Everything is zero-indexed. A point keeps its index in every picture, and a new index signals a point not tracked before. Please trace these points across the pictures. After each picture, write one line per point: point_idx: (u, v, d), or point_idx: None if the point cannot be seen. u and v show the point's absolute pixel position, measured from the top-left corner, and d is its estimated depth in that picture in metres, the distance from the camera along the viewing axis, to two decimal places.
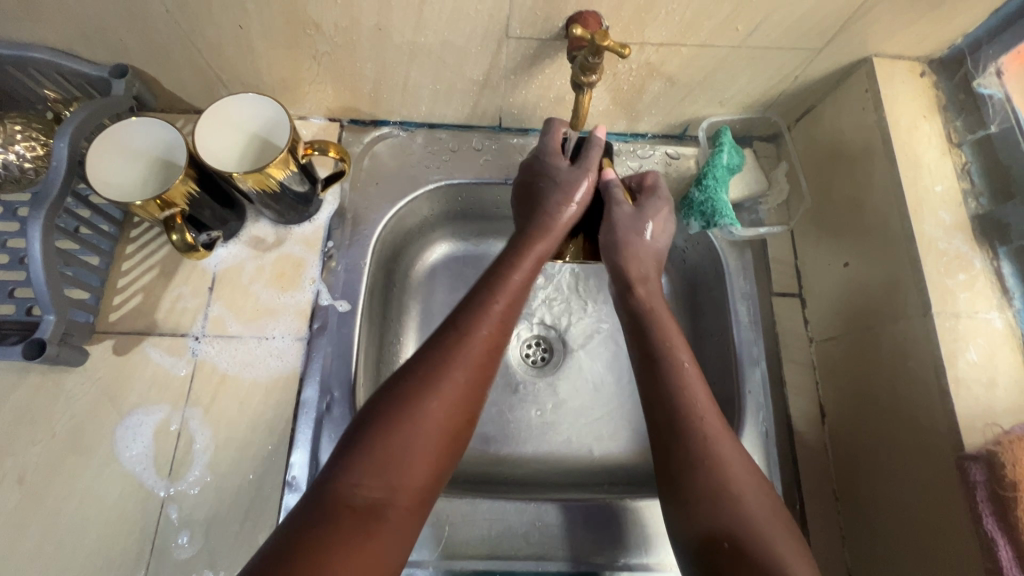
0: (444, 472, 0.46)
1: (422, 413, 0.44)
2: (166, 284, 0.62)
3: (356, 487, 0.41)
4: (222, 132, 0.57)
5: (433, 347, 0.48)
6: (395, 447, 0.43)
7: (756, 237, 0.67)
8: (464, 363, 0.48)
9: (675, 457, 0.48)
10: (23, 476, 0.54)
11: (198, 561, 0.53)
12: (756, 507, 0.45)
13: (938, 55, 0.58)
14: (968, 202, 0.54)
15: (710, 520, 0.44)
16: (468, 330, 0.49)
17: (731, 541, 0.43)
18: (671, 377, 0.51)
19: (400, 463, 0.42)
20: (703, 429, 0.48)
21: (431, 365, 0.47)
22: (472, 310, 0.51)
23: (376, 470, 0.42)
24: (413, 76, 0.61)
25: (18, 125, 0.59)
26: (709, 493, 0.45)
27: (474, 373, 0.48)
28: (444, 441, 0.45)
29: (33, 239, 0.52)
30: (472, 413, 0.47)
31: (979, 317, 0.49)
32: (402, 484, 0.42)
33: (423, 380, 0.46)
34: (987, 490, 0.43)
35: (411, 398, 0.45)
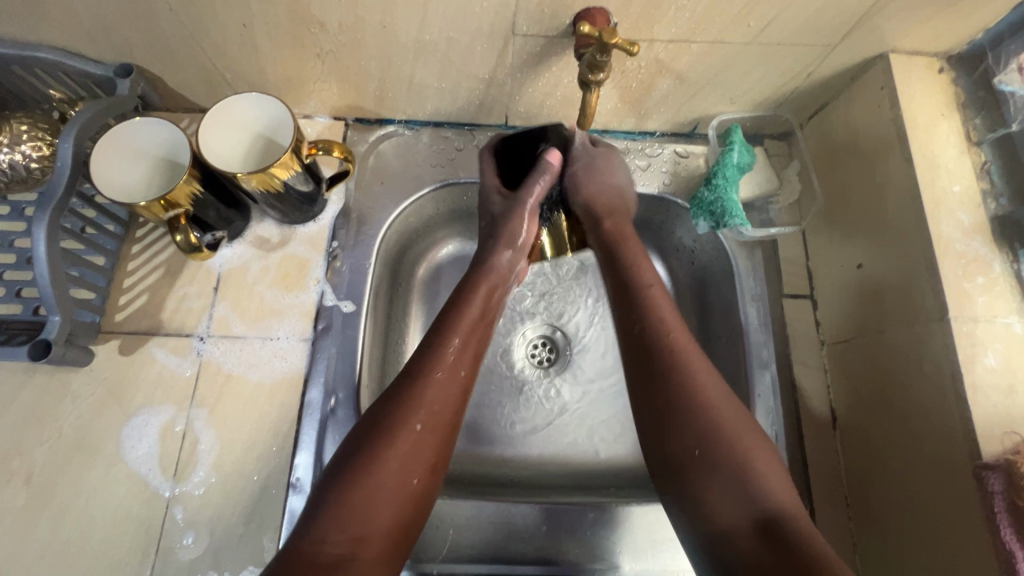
0: (413, 519, 0.44)
1: (385, 461, 0.43)
2: (172, 284, 0.62)
3: (321, 543, 0.39)
4: (226, 132, 0.56)
5: (392, 395, 0.47)
6: (359, 497, 0.41)
7: (767, 237, 0.66)
8: (424, 409, 0.46)
9: (655, 377, 0.47)
10: (30, 475, 0.55)
11: (203, 561, 0.53)
12: (731, 419, 0.45)
13: (957, 50, 0.57)
14: (988, 202, 0.52)
15: (684, 434, 0.44)
16: (430, 373, 0.48)
17: (701, 449, 0.43)
18: (649, 302, 0.50)
19: (365, 512, 0.40)
20: (672, 343, 0.48)
21: (393, 411, 0.45)
22: (429, 355, 0.49)
23: (342, 522, 0.40)
24: (418, 74, 0.60)
25: (23, 125, 0.59)
26: (694, 408, 0.45)
27: (436, 419, 0.46)
28: (409, 489, 0.43)
29: (39, 240, 0.52)
30: (437, 460, 0.46)
31: (998, 321, 0.48)
32: (366, 537, 0.40)
33: (382, 428, 0.44)
34: (1006, 501, 0.42)
35: (376, 445, 0.43)
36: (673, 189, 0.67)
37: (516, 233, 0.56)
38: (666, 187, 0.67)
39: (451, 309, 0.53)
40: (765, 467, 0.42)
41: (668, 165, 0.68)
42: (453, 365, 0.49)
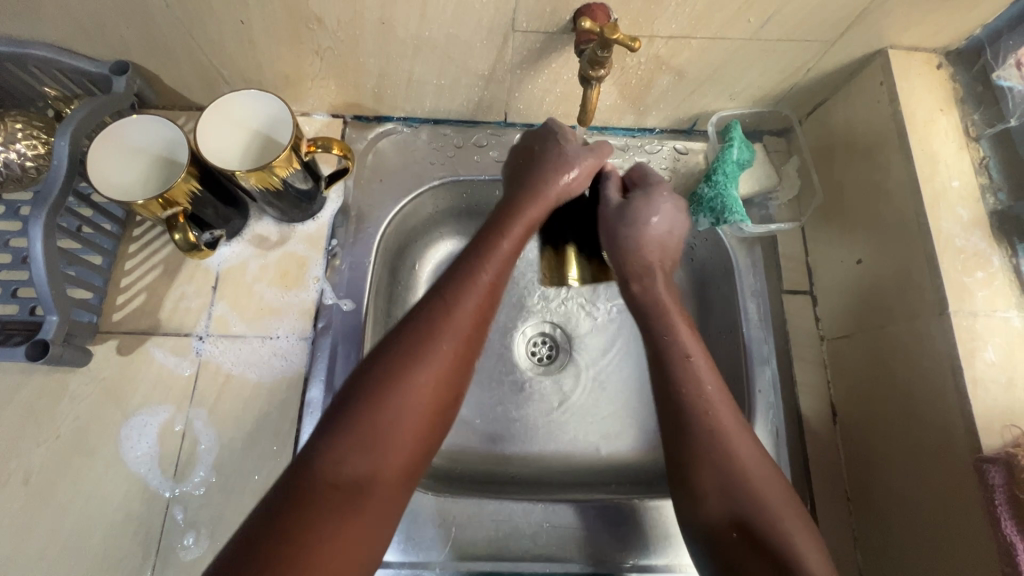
0: (430, 447, 0.43)
1: (407, 384, 0.41)
2: (170, 283, 0.62)
3: (337, 465, 0.38)
4: (223, 130, 0.56)
5: (418, 312, 0.45)
6: (379, 421, 0.40)
7: (767, 233, 0.66)
8: (445, 336, 0.44)
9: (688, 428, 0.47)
10: (28, 477, 0.54)
11: (205, 562, 0.53)
12: (759, 472, 0.46)
13: (956, 46, 0.57)
14: (987, 197, 0.52)
15: (712, 482, 0.46)
16: (459, 299, 0.45)
17: (728, 500, 0.45)
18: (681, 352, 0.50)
19: (379, 444, 0.39)
20: (705, 396, 0.48)
21: (421, 328, 0.44)
22: (457, 279, 0.46)
23: (360, 443, 0.39)
24: (417, 71, 0.60)
25: (18, 124, 0.59)
26: (716, 461, 0.46)
27: (459, 345, 0.44)
28: (423, 424, 0.42)
29: (35, 238, 0.51)
30: (455, 390, 0.44)
31: (998, 315, 0.48)
32: (383, 464, 0.39)
33: (398, 356, 0.42)
34: (1006, 494, 0.42)
35: (398, 365, 0.42)
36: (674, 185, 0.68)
37: None
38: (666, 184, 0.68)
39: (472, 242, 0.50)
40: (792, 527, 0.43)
41: (668, 161, 0.69)
42: (483, 289, 0.47)
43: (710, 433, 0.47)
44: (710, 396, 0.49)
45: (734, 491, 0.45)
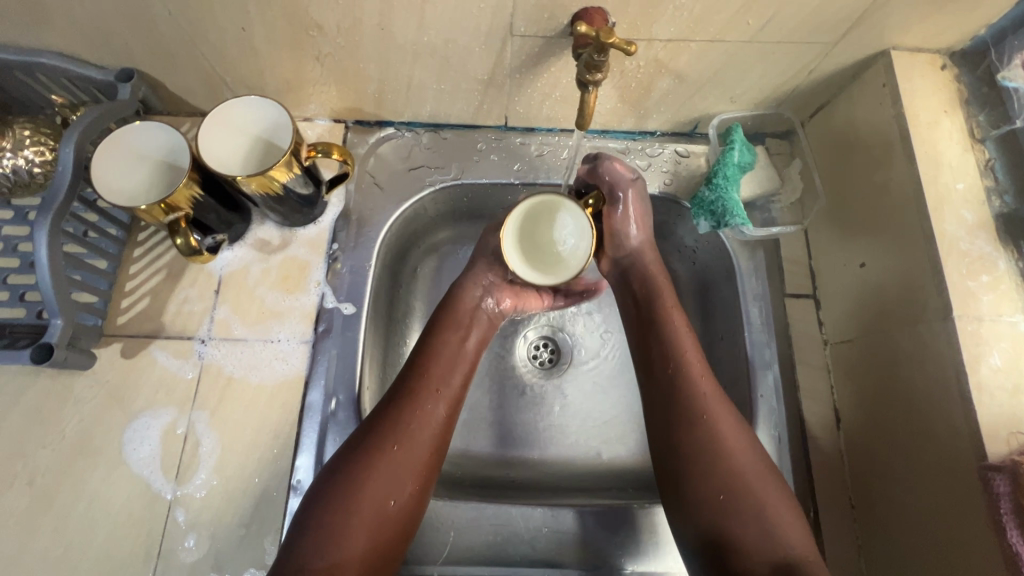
0: (391, 542, 0.47)
1: (361, 488, 0.46)
2: (173, 287, 0.62)
3: (306, 563, 0.43)
4: (226, 136, 0.57)
5: (385, 417, 0.51)
6: (342, 519, 0.45)
7: (770, 236, 0.65)
8: (399, 433, 0.50)
9: (674, 410, 0.51)
10: (33, 479, 0.55)
11: (205, 563, 0.54)
12: (749, 465, 0.48)
13: (960, 47, 0.56)
14: (992, 200, 0.52)
15: (708, 477, 0.48)
16: (418, 406, 0.52)
17: (725, 494, 0.47)
18: (672, 335, 0.55)
19: (342, 535, 0.44)
20: (700, 387, 0.52)
21: (381, 438, 0.49)
22: (412, 375, 0.54)
23: (325, 541, 0.44)
24: (417, 76, 0.60)
25: (27, 130, 0.60)
26: (714, 453, 0.49)
27: (416, 441, 0.50)
28: (385, 511, 0.47)
29: (40, 243, 0.52)
30: (422, 480, 0.50)
31: (1003, 320, 0.47)
32: (348, 553, 0.44)
33: (360, 454, 0.48)
34: (1012, 502, 0.41)
35: (359, 472, 0.47)
36: (675, 190, 0.67)
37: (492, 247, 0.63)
38: (667, 187, 0.68)
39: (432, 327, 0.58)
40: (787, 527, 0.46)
41: (668, 164, 0.68)
42: (443, 397, 0.54)
43: (699, 419, 0.50)
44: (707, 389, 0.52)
45: (730, 482, 0.47)
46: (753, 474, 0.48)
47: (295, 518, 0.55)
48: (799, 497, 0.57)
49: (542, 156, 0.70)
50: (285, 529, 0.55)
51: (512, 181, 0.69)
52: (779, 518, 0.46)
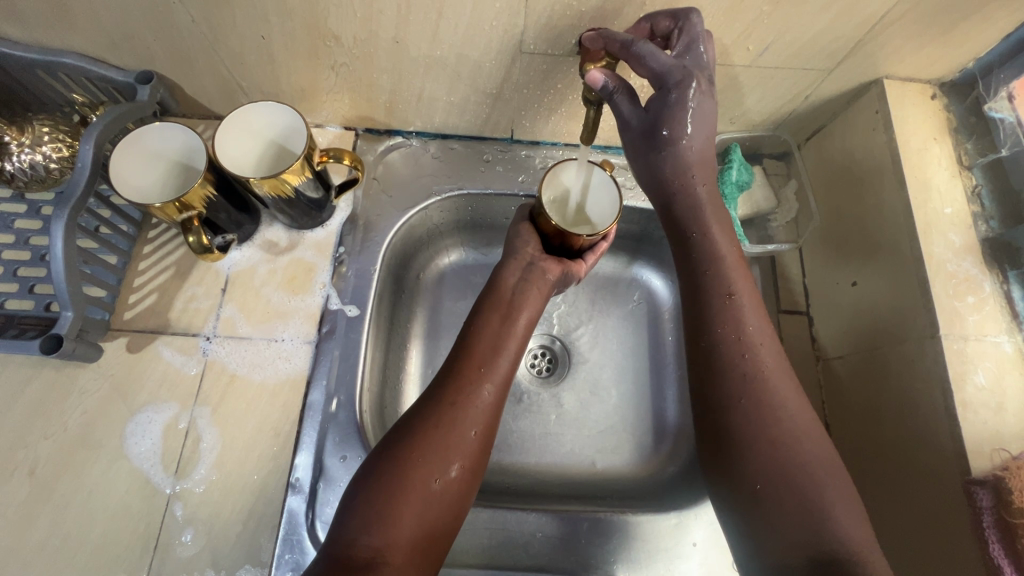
0: (441, 522, 0.46)
1: (410, 468, 0.46)
2: (180, 284, 0.63)
3: (352, 545, 0.42)
4: (241, 139, 0.58)
5: (435, 400, 0.50)
6: (387, 496, 0.44)
7: (765, 254, 0.67)
8: (451, 413, 0.49)
9: (727, 386, 0.48)
10: (33, 469, 0.55)
11: (201, 559, 0.54)
12: (810, 449, 0.45)
13: (950, 78, 0.59)
14: (979, 224, 0.53)
15: (763, 453, 0.45)
16: (465, 388, 0.51)
17: (785, 474, 0.44)
18: (725, 312, 0.50)
19: (391, 516, 0.43)
20: (755, 364, 0.48)
21: (428, 423, 0.48)
22: (464, 357, 0.54)
23: (372, 520, 0.43)
24: (428, 87, 0.62)
25: (45, 128, 0.62)
26: (773, 439, 0.45)
27: (465, 426, 0.49)
28: (432, 492, 0.46)
29: (55, 236, 0.53)
30: (473, 467, 0.49)
31: (988, 340, 0.49)
32: (397, 532, 0.43)
33: (409, 434, 0.48)
34: (994, 517, 0.43)
35: (405, 452, 0.47)
36: None
37: (524, 232, 0.62)
38: None
39: (483, 307, 0.58)
40: (842, 511, 0.42)
41: None
42: (490, 378, 0.52)
43: (767, 402, 0.46)
44: (765, 368, 0.48)
45: (783, 463, 0.44)
46: (817, 459, 0.44)
47: (293, 515, 0.56)
48: None
49: (546, 169, 0.72)
50: (281, 527, 0.55)
51: (515, 192, 0.71)
52: (838, 511, 0.42)
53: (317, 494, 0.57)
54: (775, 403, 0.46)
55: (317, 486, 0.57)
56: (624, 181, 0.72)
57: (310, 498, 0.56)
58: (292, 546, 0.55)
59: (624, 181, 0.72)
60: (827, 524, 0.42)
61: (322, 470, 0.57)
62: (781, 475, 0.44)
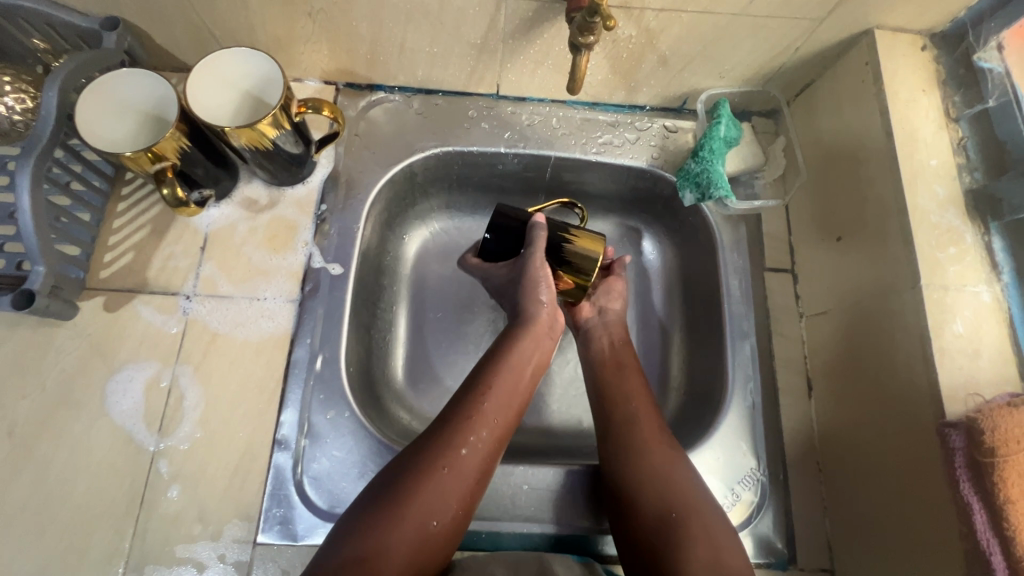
0: (430, 560, 0.46)
1: (408, 516, 0.45)
2: (158, 243, 0.62)
3: None
4: (216, 88, 0.56)
5: (434, 448, 0.48)
6: (381, 538, 0.43)
7: (751, 211, 0.68)
8: (455, 460, 0.48)
9: (613, 439, 0.55)
10: (12, 429, 0.55)
11: (188, 514, 0.54)
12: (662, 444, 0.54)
13: (940, 28, 0.58)
14: (963, 176, 0.53)
15: (648, 485, 0.51)
16: (473, 432, 0.49)
17: (664, 503, 0.49)
18: (622, 371, 0.60)
19: (385, 557, 0.43)
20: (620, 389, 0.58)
21: (425, 470, 0.47)
22: (466, 402, 0.51)
23: (367, 567, 0.42)
24: (409, 37, 0.60)
25: (6, 76, 0.58)
26: (641, 481, 0.51)
27: (467, 472, 0.48)
28: (427, 534, 0.45)
29: (21, 191, 0.51)
30: (465, 511, 0.48)
31: (967, 290, 0.49)
32: (388, 571, 0.43)
33: (408, 483, 0.46)
34: (966, 457, 0.43)
35: (407, 491, 0.45)
36: (662, 162, 0.70)
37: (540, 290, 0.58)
38: (654, 160, 0.70)
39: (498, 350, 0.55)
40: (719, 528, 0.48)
41: (656, 139, 0.71)
42: (499, 423, 0.51)
43: (637, 449, 0.53)
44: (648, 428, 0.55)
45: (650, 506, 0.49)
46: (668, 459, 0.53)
47: (279, 471, 0.56)
48: (768, 459, 0.60)
49: (532, 126, 0.70)
50: (268, 483, 0.55)
51: (501, 149, 0.70)
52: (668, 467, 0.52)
53: (304, 451, 0.56)
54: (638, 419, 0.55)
55: (304, 443, 0.57)
56: (611, 139, 0.71)
57: (297, 454, 0.56)
58: (281, 501, 0.55)
59: (612, 139, 0.71)
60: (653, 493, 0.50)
61: (308, 427, 0.57)
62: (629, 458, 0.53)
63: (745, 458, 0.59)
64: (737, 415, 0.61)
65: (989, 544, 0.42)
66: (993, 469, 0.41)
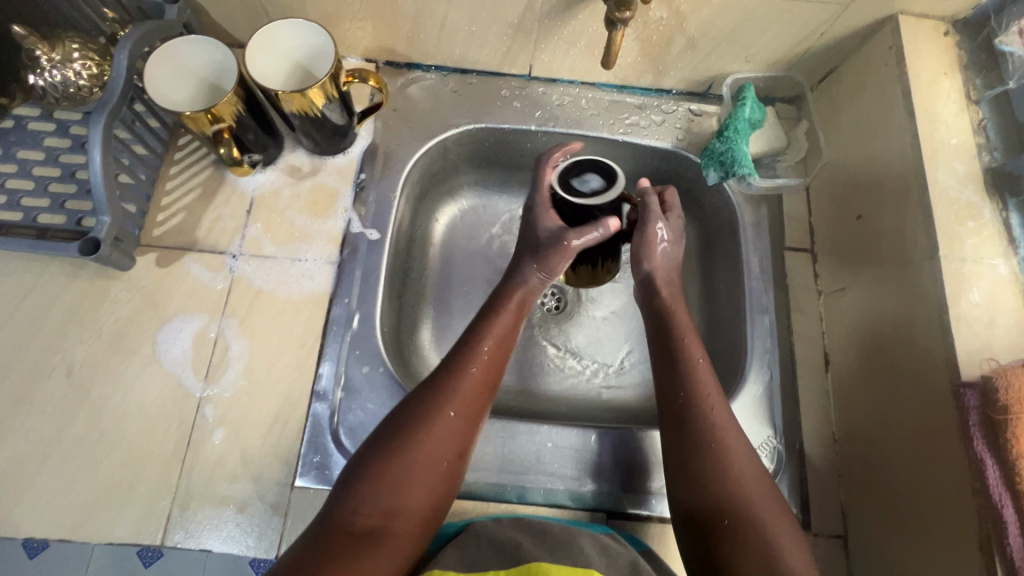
0: (442, 499, 0.48)
1: (414, 450, 0.47)
2: (207, 204, 0.66)
3: (354, 514, 0.44)
4: (270, 57, 0.59)
5: (435, 385, 0.51)
6: (389, 476, 0.46)
7: (772, 191, 0.70)
8: (458, 397, 0.50)
9: (686, 452, 0.51)
10: (71, 370, 0.58)
11: (230, 456, 0.57)
12: (735, 446, 0.51)
13: (963, 15, 0.60)
14: (982, 155, 0.55)
15: (718, 493, 0.48)
16: (463, 373, 0.51)
17: (737, 511, 0.48)
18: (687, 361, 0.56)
19: (394, 487, 0.45)
20: (694, 388, 0.54)
21: (428, 406, 0.49)
22: (464, 346, 0.54)
23: (375, 496, 0.45)
24: (450, 16, 0.63)
25: (75, 44, 0.63)
26: (712, 479, 0.49)
27: (469, 408, 0.50)
28: (437, 469, 0.47)
29: (94, 147, 0.54)
30: (468, 445, 0.50)
31: (985, 262, 0.51)
32: (400, 506, 0.45)
33: (412, 419, 0.48)
34: (979, 414, 0.45)
35: (408, 435, 0.47)
36: (686, 143, 0.73)
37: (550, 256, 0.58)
38: (679, 142, 0.73)
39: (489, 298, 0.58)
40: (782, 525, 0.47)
41: (682, 121, 0.74)
42: (489, 364, 0.53)
43: (706, 446, 0.51)
44: (718, 423, 0.52)
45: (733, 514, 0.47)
46: (746, 465, 0.50)
47: (316, 421, 0.59)
48: (785, 429, 0.62)
49: (562, 107, 0.73)
50: (306, 430, 0.58)
51: (531, 128, 0.73)
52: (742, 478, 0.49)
53: (340, 402, 0.59)
54: (715, 422, 0.52)
55: (340, 395, 0.60)
56: (638, 121, 0.73)
57: (333, 405, 0.59)
58: (318, 449, 0.58)
59: (638, 121, 0.73)
60: (734, 507, 0.48)
61: (344, 380, 0.60)
62: (710, 466, 0.50)
63: (762, 426, 0.61)
64: (755, 386, 0.63)
65: (1000, 495, 0.43)
66: (1007, 426, 0.43)
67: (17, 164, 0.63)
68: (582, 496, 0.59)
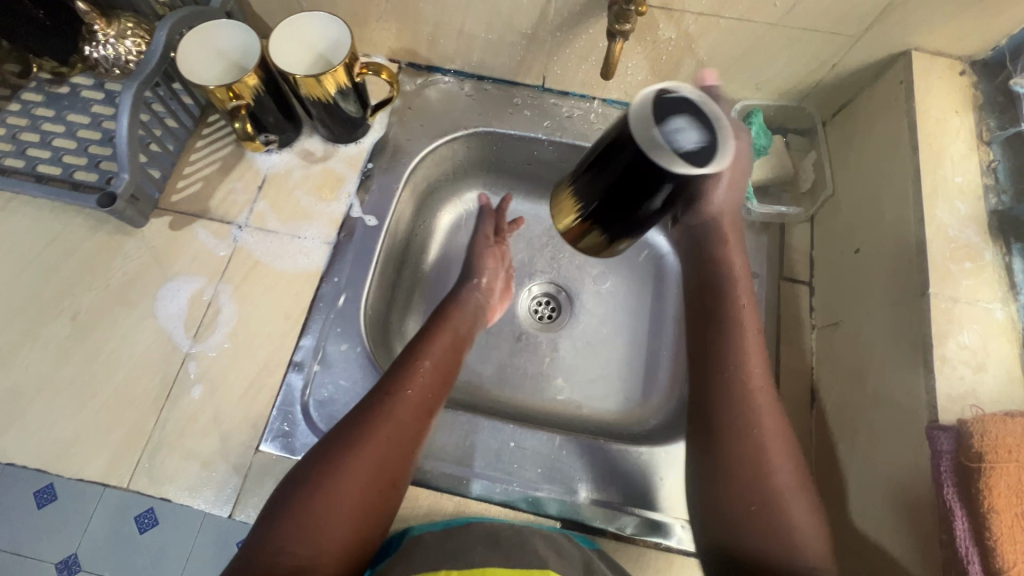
0: (374, 534, 0.47)
1: (340, 485, 0.46)
2: (223, 178, 0.70)
3: (278, 554, 0.43)
4: (294, 45, 0.64)
5: (358, 416, 0.51)
6: (314, 510, 0.45)
7: (775, 218, 0.69)
8: (387, 424, 0.50)
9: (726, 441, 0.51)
10: (76, 314, 0.63)
11: (204, 411, 0.59)
12: (773, 440, 0.50)
13: (982, 56, 0.58)
14: (988, 197, 0.53)
15: (746, 496, 0.48)
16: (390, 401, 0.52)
17: (758, 506, 0.48)
18: (733, 337, 0.55)
19: (320, 524, 0.45)
20: (740, 370, 0.53)
21: (353, 437, 0.49)
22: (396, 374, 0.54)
23: (300, 532, 0.44)
24: (467, 24, 0.67)
25: (129, 24, 0.69)
26: (744, 476, 0.49)
27: (398, 435, 0.50)
28: (367, 501, 0.47)
29: (123, 110, 0.59)
30: (399, 474, 0.50)
31: (980, 304, 0.49)
32: (326, 543, 0.45)
33: (337, 452, 0.48)
34: (952, 460, 0.42)
35: (331, 468, 0.47)
36: None
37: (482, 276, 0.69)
38: None
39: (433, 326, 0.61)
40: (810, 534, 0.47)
41: None
42: (415, 391, 0.53)
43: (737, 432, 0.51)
44: (762, 414, 0.51)
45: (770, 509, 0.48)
46: (778, 453, 0.50)
47: (290, 390, 0.61)
48: None
49: (571, 118, 0.75)
50: (279, 398, 0.60)
51: (539, 136, 0.74)
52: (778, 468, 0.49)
53: (315, 375, 0.61)
54: (758, 407, 0.51)
55: (316, 368, 0.62)
56: None
57: (309, 377, 0.61)
58: (286, 417, 0.59)
59: None
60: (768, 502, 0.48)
61: (322, 355, 0.62)
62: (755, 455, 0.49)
63: None
64: None
65: (967, 551, 0.40)
66: (979, 474, 0.40)
67: (64, 125, 0.70)
68: (539, 501, 0.58)
